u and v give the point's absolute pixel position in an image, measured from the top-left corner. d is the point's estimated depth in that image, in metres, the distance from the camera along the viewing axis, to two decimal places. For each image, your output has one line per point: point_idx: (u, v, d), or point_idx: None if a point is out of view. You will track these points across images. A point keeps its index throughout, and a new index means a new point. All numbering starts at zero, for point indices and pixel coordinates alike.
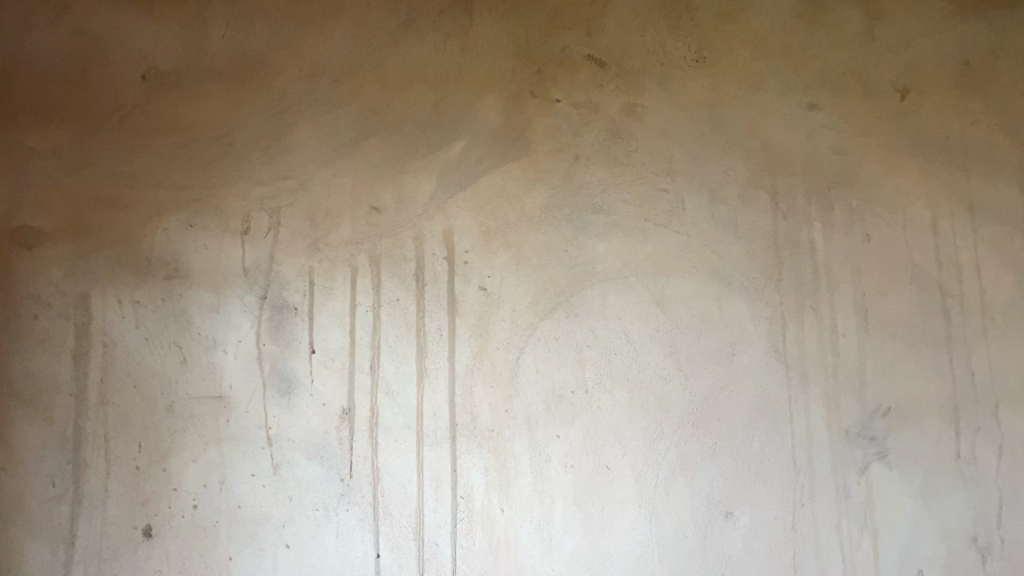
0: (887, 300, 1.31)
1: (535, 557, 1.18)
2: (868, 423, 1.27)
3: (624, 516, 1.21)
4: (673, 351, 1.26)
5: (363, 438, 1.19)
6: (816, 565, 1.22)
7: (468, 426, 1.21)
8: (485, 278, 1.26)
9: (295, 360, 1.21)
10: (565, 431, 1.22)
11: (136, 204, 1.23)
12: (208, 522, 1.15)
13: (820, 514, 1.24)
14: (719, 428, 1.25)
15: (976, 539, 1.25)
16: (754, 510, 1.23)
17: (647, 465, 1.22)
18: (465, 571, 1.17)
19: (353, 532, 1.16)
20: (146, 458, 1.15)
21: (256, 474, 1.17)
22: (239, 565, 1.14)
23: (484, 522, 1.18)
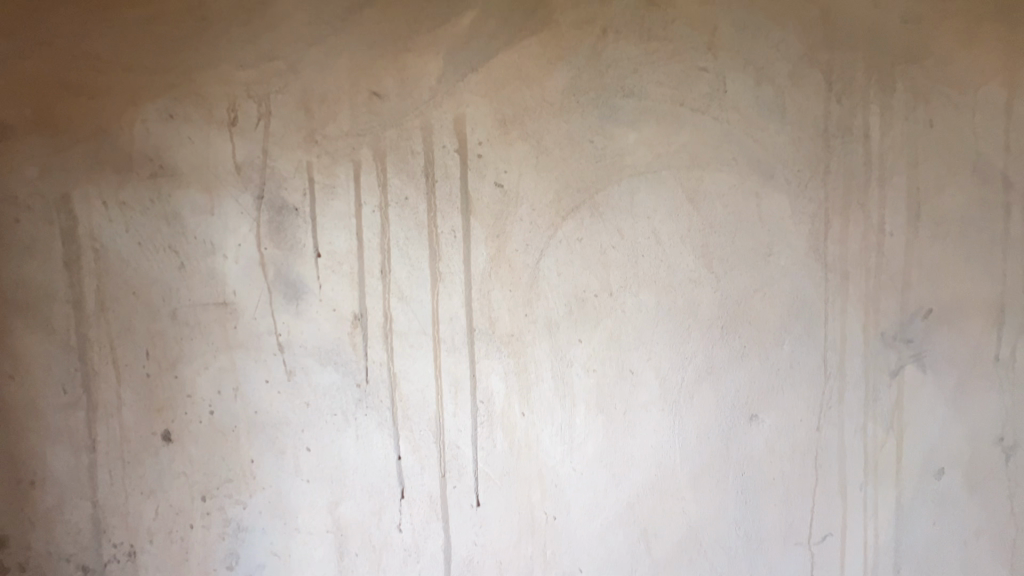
0: (943, 194, 1.19)
1: (557, 458, 1.18)
2: (906, 326, 1.21)
3: (647, 418, 1.18)
4: (705, 252, 1.17)
5: (378, 344, 1.14)
6: (839, 464, 1.22)
7: (486, 331, 1.15)
8: (501, 173, 1.14)
9: (300, 264, 1.13)
10: (588, 335, 1.17)
11: (107, 91, 1.09)
12: (227, 427, 1.13)
13: (848, 416, 1.21)
14: (750, 331, 1.19)
15: (1002, 440, 1.23)
16: (780, 413, 1.20)
17: (672, 369, 1.18)
18: (487, 471, 1.17)
19: (373, 436, 1.15)
20: (156, 366, 1.12)
21: (271, 381, 1.13)
22: (261, 468, 1.14)
23: (505, 426, 1.16)
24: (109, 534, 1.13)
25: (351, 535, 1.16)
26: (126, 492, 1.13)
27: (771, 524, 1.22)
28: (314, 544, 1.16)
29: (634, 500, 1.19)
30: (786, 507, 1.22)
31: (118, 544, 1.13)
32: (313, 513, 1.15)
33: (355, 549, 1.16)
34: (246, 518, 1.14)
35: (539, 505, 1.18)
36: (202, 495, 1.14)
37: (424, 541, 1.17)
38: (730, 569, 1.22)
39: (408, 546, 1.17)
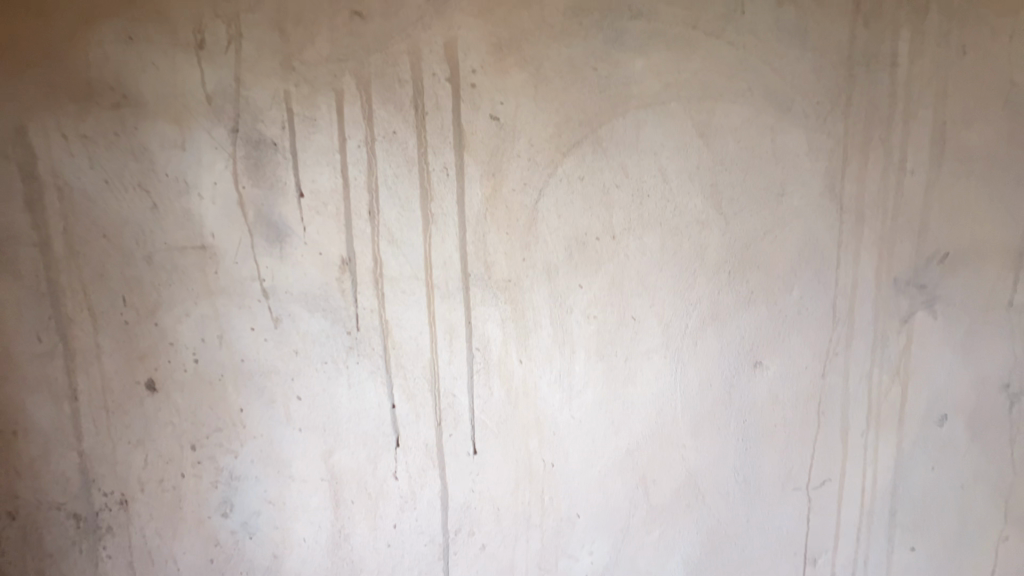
0: (971, 129, 1.11)
1: (555, 406, 1.15)
2: (920, 270, 1.16)
3: (648, 365, 1.15)
4: (715, 192, 1.10)
5: (368, 290, 1.09)
6: (842, 411, 1.20)
7: (482, 276, 1.10)
8: (496, 104, 1.05)
9: (282, 205, 1.05)
10: (589, 280, 1.11)
11: (57, 10, 0.98)
12: (213, 376, 1.09)
13: (854, 363, 1.18)
14: (758, 276, 1.13)
15: (1009, 386, 1.20)
16: (785, 360, 1.17)
17: (676, 315, 1.13)
18: (484, 419, 1.14)
19: (366, 384, 1.11)
20: (135, 313, 1.06)
21: (257, 328, 1.08)
22: (252, 416, 1.11)
23: (502, 373, 1.13)
24: (98, 484, 1.10)
25: (346, 483, 1.14)
26: (113, 442, 1.09)
27: (771, 470, 1.21)
28: (309, 492, 1.14)
29: (634, 447, 1.17)
30: (786, 454, 1.21)
31: (109, 493, 1.11)
32: (307, 461, 1.13)
33: (351, 497, 1.15)
34: (239, 467, 1.12)
35: (537, 453, 1.16)
36: (191, 444, 1.11)
37: (421, 489, 1.15)
38: (729, 514, 1.22)
39: (405, 493, 1.15)
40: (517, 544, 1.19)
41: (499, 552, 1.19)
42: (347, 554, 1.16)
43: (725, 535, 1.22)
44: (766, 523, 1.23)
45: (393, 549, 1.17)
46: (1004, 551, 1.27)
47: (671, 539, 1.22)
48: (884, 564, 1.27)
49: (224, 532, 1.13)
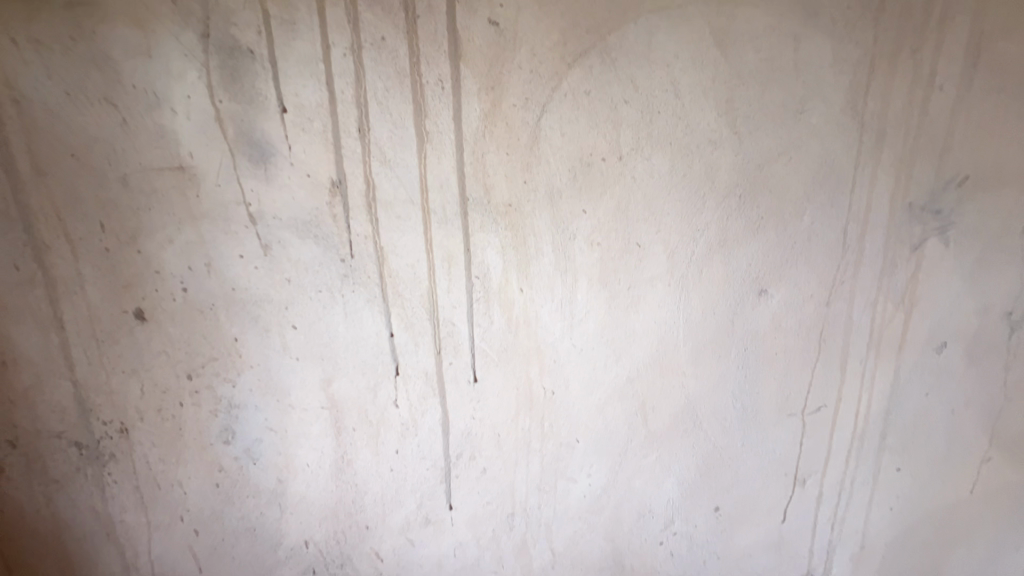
0: (1009, 39, 1.02)
1: (556, 334, 1.13)
2: (937, 195, 1.11)
3: (652, 294, 1.12)
4: (730, 109, 1.03)
5: (361, 215, 1.03)
6: (843, 339, 1.20)
7: (481, 201, 1.04)
8: (495, 7, 0.94)
9: (263, 122, 0.97)
10: (593, 205, 1.06)
11: None
12: (204, 305, 1.05)
13: (860, 291, 1.16)
14: (769, 200, 1.09)
15: (1011, 314, 1.20)
16: (791, 288, 1.15)
17: (682, 242, 1.10)
18: (484, 348, 1.13)
19: (363, 313, 1.09)
20: (114, 239, 1.01)
21: (246, 256, 1.04)
22: (247, 346, 1.09)
23: (502, 302, 1.10)
24: (96, 413, 1.09)
25: (347, 411, 1.14)
26: (106, 372, 1.07)
27: (769, 396, 1.22)
28: (310, 420, 1.14)
29: (634, 375, 1.17)
30: (785, 381, 1.21)
31: (108, 422, 1.10)
32: (306, 390, 1.12)
33: (352, 424, 1.15)
34: (237, 396, 1.11)
35: (537, 381, 1.16)
36: (187, 374, 1.09)
37: (421, 417, 1.16)
38: (725, 439, 1.24)
39: (406, 421, 1.16)
40: (518, 468, 1.21)
41: (499, 476, 1.22)
42: (350, 478, 1.18)
43: (720, 458, 1.25)
44: (760, 447, 1.26)
45: (395, 473, 1.19)
46: (985, 471, 1.32)
47: (667, 463, 1.25)
48: (871, 484, 1.31)
49: (227, 459, 1.14)
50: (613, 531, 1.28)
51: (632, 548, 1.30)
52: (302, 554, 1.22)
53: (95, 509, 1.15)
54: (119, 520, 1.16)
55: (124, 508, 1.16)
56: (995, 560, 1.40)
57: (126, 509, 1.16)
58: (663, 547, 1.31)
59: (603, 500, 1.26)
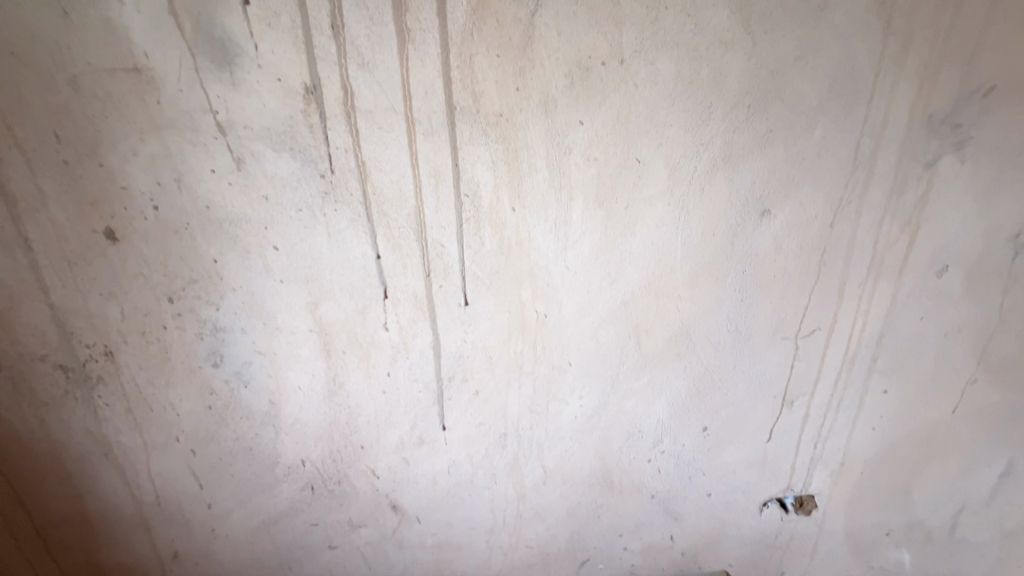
0: None
1: (549, 257, 1.09)
2: (960, 107, 1.03)
3: (651, 213, 1.07)
4: (744, 5, 0.92)
5: (340, 126, 0.95)
6: (844, 262, 1.16)
7: (469, 110, 0.96)
8: None
9: (223, 16, 0.87)
10: (591, 116, 0.99)
11: None
12: (178, 224, 1.00)
13: (866, 212, 1.12)
14: (780, 112, 1.01)
15: (1018, 236, 1.16)
16: (795, 208, 1.10)
17: (684, 158, 1.03)
18: (475, 271, 1.09)
19: (347, 234, 1.04)
20: (74, 152, 0.93)
21: (218, 171, 0.97)
22: (228, 268, 1.04)
23: (494, 222, 1.05)
24: (78, 336, 1.06)
25: (336, 335, 1.12)
26: (83, 294, 1.03)
27: (764, 320, 1.21)
28: (298, 344, 1.12)
29: (628, 298, 1.15)
30: (781, 305, 1.20)
31: (91, 345, 1.07)
32: (292, 314, 1.09)
33: (342, 348, 1.14)
34: (222, 319, 1.08)
35: (530, 304, 1.13)
36: (168, 297, 1.05)
37: (412, 340, 1.14)
38: (717, 362, 1.24)
39: (397, 344, 1.14)
40: (510, 390, 1.22)
41: (492, 398, 1.22)
42: (343, 401, 1.19)
43: (711, 381, 1.26)
44: (752, 370, 1.26)
45: (388, 396, 1.19)
46: (969, 393, 1.35)
47: (659, 385, 1.25)
48: (857, 405, 1.34)
49: (218, 382, 1.14)
50: (603, 449, 1.31)
51: (621, 466, 1.34)
52: (300, 472, 1.25)
53: (89, 430, 1.15)
54: (116, 441, 1.17)
55: (118, 429, 1.16)
56: (967, 475, 1.46)
57: (121, 430, 1.16)
58: (651, 464, 1.35)
59: (594, 420, 1.28)
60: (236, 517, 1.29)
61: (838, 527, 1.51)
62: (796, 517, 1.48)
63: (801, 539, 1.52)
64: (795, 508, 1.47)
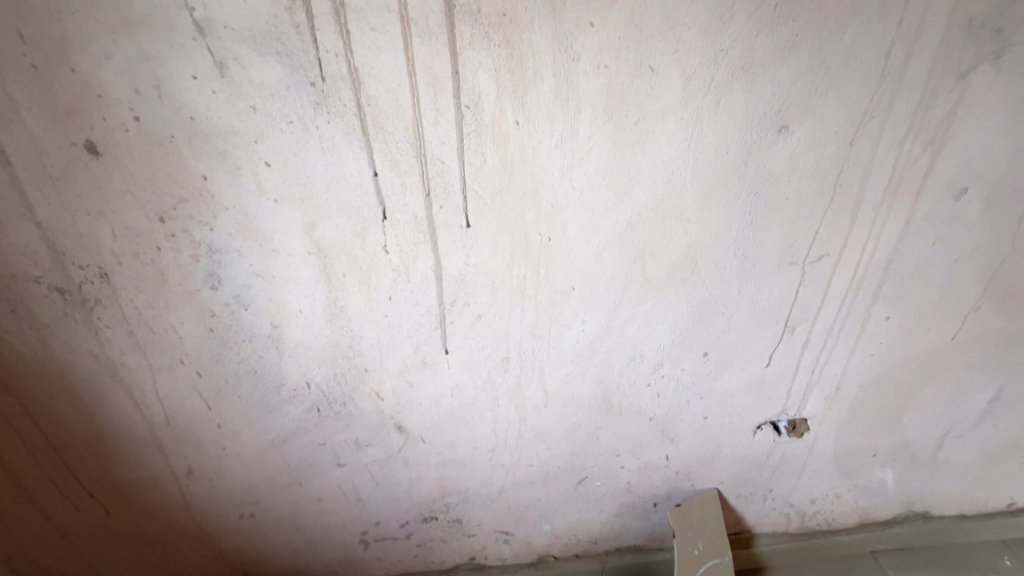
0: None
1: (555, 176, 1.05)
2: (1003, 9, 0.95)
3: (662, 128, 1.02)
4: None
5: (329, 26, 0.88)
6: (860, 184, 1.12)
7: (470, 9, 0.88)
8: None
9: None
10: (602, 17, 0.91)
11: None
12: (162, 137, 0.94)
13: (889, 128, 1.06)
14: (808, 13, 0.93)
15: None
16: (814, 123, 1.04)
17: (700, 66, 0.96)
18: (476, 191, 1.05)
19: (342, 149, 0.98)
20: (41, 55, 0.86)
21: (200, 77, 0.90)
22: (219, 186, 1.00)
23: (497, 138, 1.00)
24: (70, 257, 1.04)
25: (335, 257, 1.10)
26: (71, 213, 0.99)
27: (773, 244, 1.18)
28: (297, 266, 1.10)
29: (634, 220, 1.12)
30: (791, 229, 1.16)
31: (85, 267, 1.05)
32: (289, 235, 1.06)
33: (342, 271, 1.12)
34: (217, 241, 1.05)
35: (533, 226, 1.10)
36: (159, 216, 1.02)
37: (413, 263, 1.12)
38: (722, 287, 1.23)
39: (397, 267, 1.12)
40: (512, 315, 1.21)
41: (494, 322, 1.22)
42: (345, 325, 1.18)
43: (715, 306, 1.25)
44: (756, 296, 1.25)
45: (390, 319, 1.19)
46: (971, 320, 1.35)
47: (662, 310, 1.25)
48: (858, 332, 1.34)
49: (218, 304, 1.13)
50: (604, 374, 1.33)
51: (621, 390, 1.36)
52: (305, 394, 1.27)
53: (93, 352, 1.15)
54: (121, 363, 1.18)
55: (122, 352, 1.16)
56: (957, 399, 1.50)
57: (125, 352, 1.16)
58: (651, 388, 1.37)
59: (596, 345, 1.28)
60: (246, 437, 1.32)
61: (828, 449, 1.57)
62: (788, 439, 1.53)
63: (791, 459, 1.57)
64: (788, 430, 1.52)
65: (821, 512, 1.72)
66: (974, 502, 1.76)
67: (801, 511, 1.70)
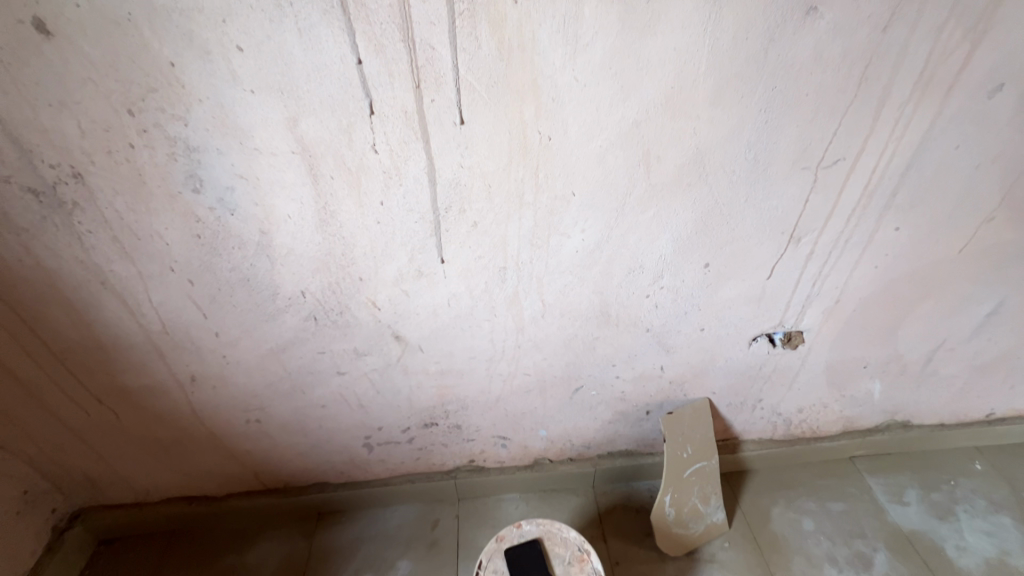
0: None
1: (556, 65, 0.96)
2: None
3: (677, 9, 0.92)
4: None
5: None
6: (888, 78, 1.03)
7: None
8: None
9: None
10: None
11: None
12: (119, 16, 0.85)
13: (928, 11, 0.95)
14: None
15: None
16: (847, 4, 0.93)
17: None
18: (471, 82, 0.96)
19: (320, 32, 0.89)
20: None
21: None
22: (188, 74, 0.91)
23: (493, 19, 0.90)
24: (39, 155, 0.97)
25: (321, 157, 1.03)
26: (30, 105, 0.92)
27: (787, 146, 1.11)
28: (282, 167, 1.04)
29: (641, 118, 1.04)
30: (809, 129, 1.09)
31: (56, 166, 0.99)
32: (271, 132, 0.99)
33: (329, 173, 1.06)
34: (193, 138, 0.99)
35: (532, 124, 1.02)
36: (128, 109, 0.94)
37: (405, 164, 1.06)
38: (729, 194, 1.17)
39: (388, 169, 1.06)
40: (510, 222, 1.17)
41: (491, 230, 1.18)
42: (336, 231, 1.14)
43: (721, 214, 1.21)
44: (764, 204, 1.20)
45: (383, 226, 1.15)
46: (982, 231, 1.32)
47: (665, 219, 1.20)
48: (866, 243, 1.30)
49: (201, 208, 1.08)
50: (603, 284, 1.31)
51: (619, 301, 1.35)
52: (301, 303, 1.26)
53: (79, 258, 1.12)
54: (109, 270, 1.15)
55: (109, 258, 1.13)
56: (955, 313, 1.50)
57: (111, 258, 1.13)
58: (649, 300, 1.36)
59: (595, 254, 1.25)
60: (244, 345, 1.33)
61: (821, 361, 1.59)
62: (782, 350, 1.54)
63: (784, 371, 1.60)
64: (783, 342, 1.53)
65: (807, 421, 1.78)
66: (956, 413, 1.82)
67: (788, 419, 1.77)
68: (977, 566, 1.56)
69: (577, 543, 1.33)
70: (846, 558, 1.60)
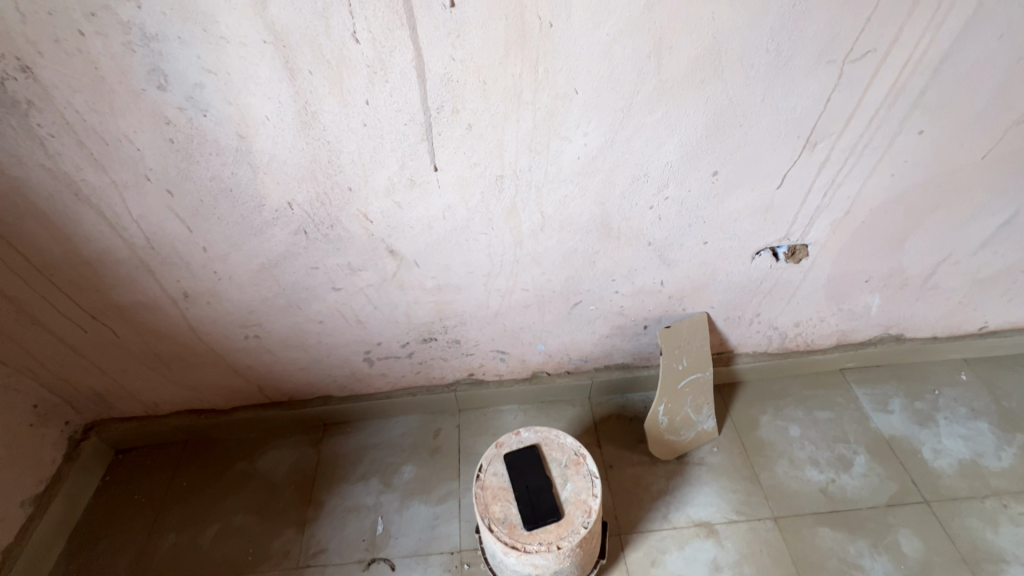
0: None
1: None
2: None
3: None
4: None
5: None
6: None
7: None
8: None
9: None
10: None
11: None
12: None
13: None
14: None
15: None
16: None
17: None
18: None
19: None
20: None
21: None
22: None
23: None
24: None
25: (295, 48, 0.93)
26: None
27: (813, 36, 1.00)
28: (253, 60, 0.94)
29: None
30: (839, 15, 0.98)
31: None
32: (236, 17, 0.88)
33: (306, 67, 0.95)
34: (150, 24, 0.88)
35: (531, 8, 0.91)
36: None
37: (390, 56, 0.96)
38: (746, 92, 1.08)
39: (372, 62, 0.96)
40: (507, 125, 1.08)
41: (486, 134, 1.09)
42: (319, 135, 1.06)
43: (735, 115, 1.12)
44: (781, 104, 1.11)
45: (370, 129, 1.06)
46: (1010, 135, 1.24)
47: (674, 121, 1.11)
48: (884, 149, 1.23)
49: (170, 109, 0.99)
50: (604, 195, 1.25)
51: (622, 213, 1.30)
52: (289, 216, 1.21)
53: (46, 166, 1.05)
54: (81, 179, 1.08)
55: (79, 167, 1.06)
56: (966, 225, 1.46)
57: (81, 167, 1.06)
58: (653, 212, 1.31)
59: (598, 162, 1.18)
60: (235, 260, 1.29)
61: (823, 275, 1.56)
62: (785, 264, 1.52)
63: (784, 285, 1.59)
64: (787, 256, 1.50)
65: (802, 335, 1.80)
66: (951, 326, 1.83)
67: (784, 334, 1.78)
68: (950, 466, 1.65)
69: (574, 448, 1.38)
70: (827, 460, 1.69)
